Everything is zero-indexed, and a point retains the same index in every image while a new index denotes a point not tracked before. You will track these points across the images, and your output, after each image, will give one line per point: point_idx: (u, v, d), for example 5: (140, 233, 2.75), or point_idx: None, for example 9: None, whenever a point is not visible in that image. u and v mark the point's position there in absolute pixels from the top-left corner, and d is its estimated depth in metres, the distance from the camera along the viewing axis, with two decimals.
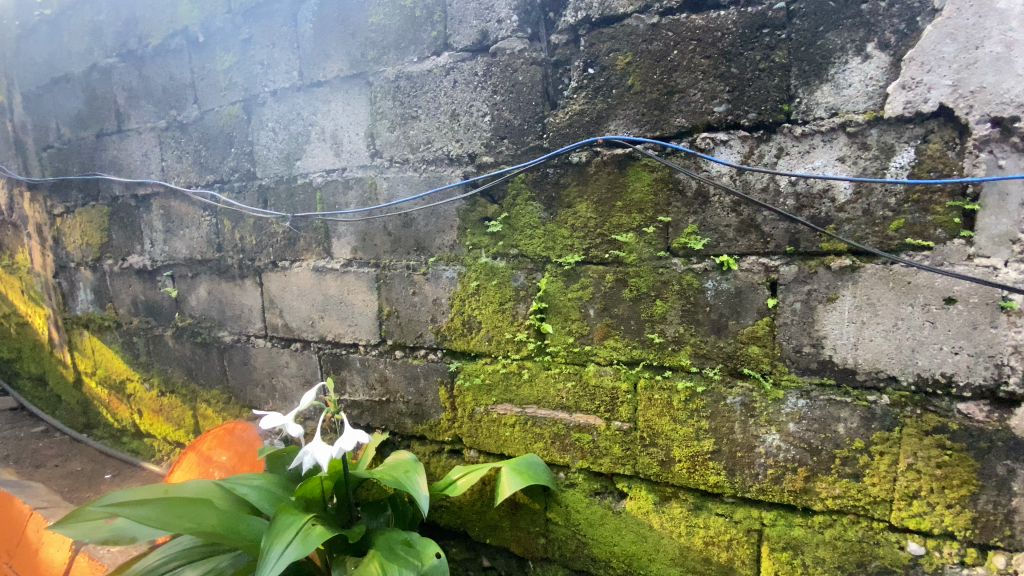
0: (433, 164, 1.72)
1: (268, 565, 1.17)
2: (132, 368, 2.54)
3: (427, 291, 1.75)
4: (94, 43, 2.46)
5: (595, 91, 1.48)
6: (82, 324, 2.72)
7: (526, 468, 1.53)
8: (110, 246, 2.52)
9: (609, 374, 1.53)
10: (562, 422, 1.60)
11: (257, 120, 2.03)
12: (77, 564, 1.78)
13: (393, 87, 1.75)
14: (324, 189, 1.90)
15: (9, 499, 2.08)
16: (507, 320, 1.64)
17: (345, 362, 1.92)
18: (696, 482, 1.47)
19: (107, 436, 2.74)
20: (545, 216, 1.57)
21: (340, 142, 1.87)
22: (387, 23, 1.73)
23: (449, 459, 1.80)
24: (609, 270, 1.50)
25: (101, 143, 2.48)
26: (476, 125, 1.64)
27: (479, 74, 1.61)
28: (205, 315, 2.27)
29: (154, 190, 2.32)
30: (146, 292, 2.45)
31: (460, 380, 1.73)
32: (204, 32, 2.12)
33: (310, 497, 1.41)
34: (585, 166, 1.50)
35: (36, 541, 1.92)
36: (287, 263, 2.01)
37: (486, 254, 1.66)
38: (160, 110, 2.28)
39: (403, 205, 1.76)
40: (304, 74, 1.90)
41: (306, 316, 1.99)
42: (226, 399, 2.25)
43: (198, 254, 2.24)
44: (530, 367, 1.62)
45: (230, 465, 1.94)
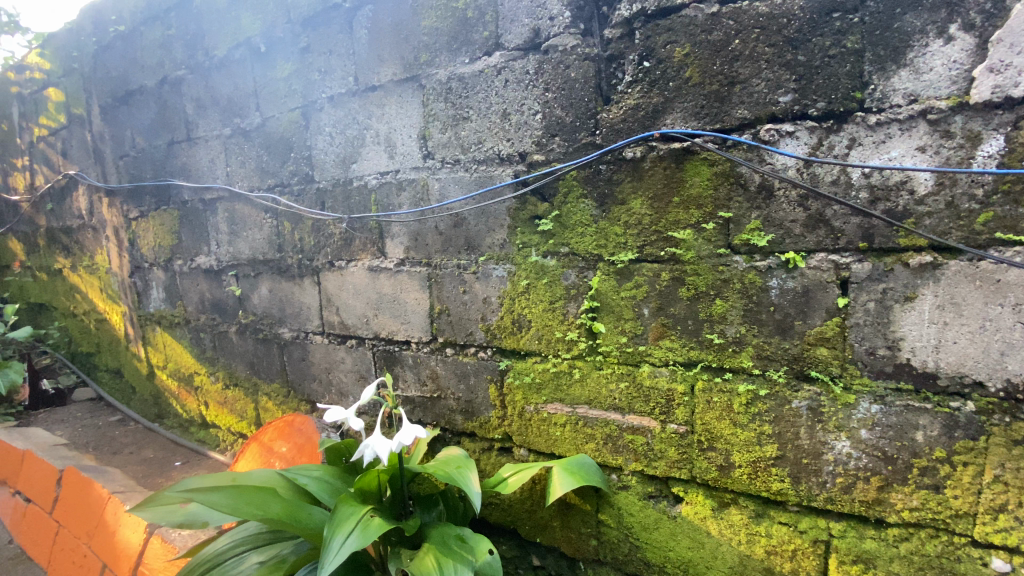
0: (484, 164, 1.72)
1: (330, 554, 1.20)
2: (200, 362, 2.69)
3: (477, 290, 1.76)
4: (165, 56, 2.62)
5: (651, 84, 1.45)
6: (154, 320, 2.91)
7: (578, 468, 1.51)
8: (180, 248, 2.68)
9: (664, 375, 1.49)
10: (615, 423, 1.57)
11: (314, 125, 2.10)
12: (151, 546, 1.89)
13: (446, 88, 1.77)
14: (378, 191, 1.95)
15: (89, 483, 2.23)
16: (558, 319, 1.63)
17: (397, 359, 1.97)
18: (758, 489, 1.41)
19: (177, 426, 2.92)
20: (597, 213, 1.54)
21: (394, 145, 1.91)
22: (439, 26, 1.76)
23: (499, 456, 1.80)
24: (665, 268, 1.47)
25: (171, 151, 2.64)
26: (527, 123, 1.63)
27: (531, 72, 1.61)
28: (266, 312, 2.37)
29: (220, 194, 2.44)
30: (212, 291, 2.58)
31: (511, 378, 1.73)
32: (265, 42, 2.22)
33: (366, 490, 1.45)
34: (640, 162, 1.47)
35: (113, 523, 2.05)
36: (343, 263, 2.07)
37: (537, 252, 1.65)
38: (226, 118, 2.40)
39: (454, 205, 1.78)
40: (359, 79, 1.95)
41: (361, 314, 2.05)
42: (285, 393, 2.35)
43: (260, 254, 2.34)
44: (581, 367, 1.61)
45: (290, 456, 2.03)
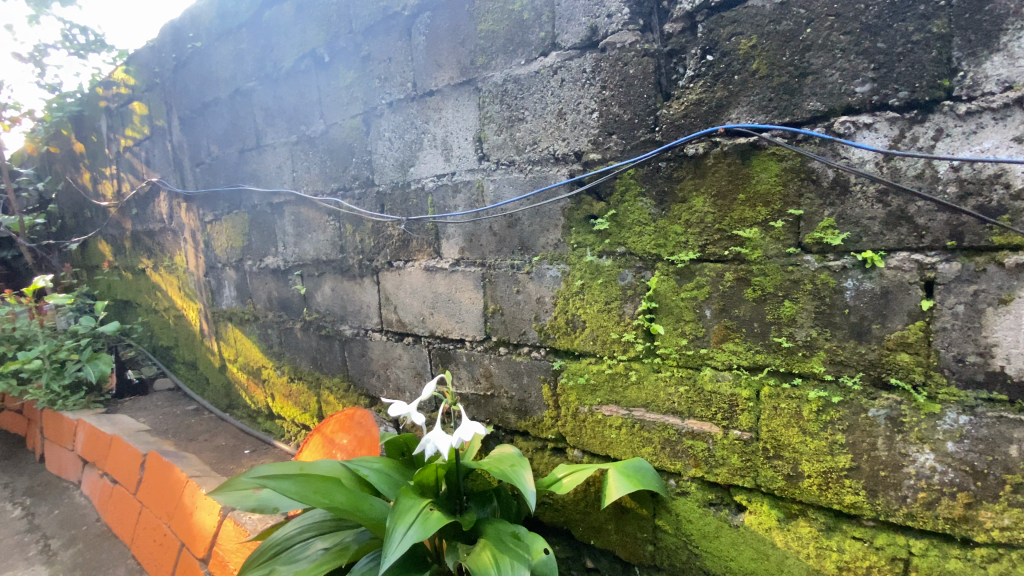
0: (539, 164, 1.72)
1: (392, 544, 1.24)
2: (267, 357, 2.84)
3: (531, 290, 1.76)
4: (237, 69, 2.79)
5: (714, 79, 1.41)
6: (226, 317, 3.10)
7: (634, 472, 1.48)
8: (249, 249, 2.84)
9: (727, 379, 1.44)
10: (673, 427, 1.53)
11: (374, 131, 2.18)
12: (224, 528, 2.02)
13: (502, 91, 1.78)
14: (435, 193, 1.99)
15: (169, 467, 2.39)
16: (614, 320, 1.61)
17: (452, 357, 2.00)
18: (830, 501, 1.34)
19: (246, 416, 3.10)
20: (656, 212, 1.51)
21: (451, 148, 1.94)
22: (495, 29, 1.78)
23: (553, 456, 1.80)
24: (728, 268, 1.42)
25: (243, 158, 2.80)
26: (583, 123, 1.62)
27: (587, 71, 1.59)
28: (329, 310, 2.48)
29: (287, 198, 2.58)
30: (279, 289, 2.73)
31: (564, 378, 1.72)
32: (329, 52, 2.32)
33: (424, 483, 1.48)
34: (702, 159, 1.43)
35: (190, 505, 2.20)
36: (401, 263, 2.14)
37: (592, 253, 1.63)
38: (292, 126, 2.53)
39: (509, 206, 1.79)
40: (417, 85, 2.01)
41: (417, 313, 2.10)
42: (346, 387, 2.44)
43: (323, 254, 2.45)
44: (638, 369, 1.58)
45: (350, 448, 2.11)
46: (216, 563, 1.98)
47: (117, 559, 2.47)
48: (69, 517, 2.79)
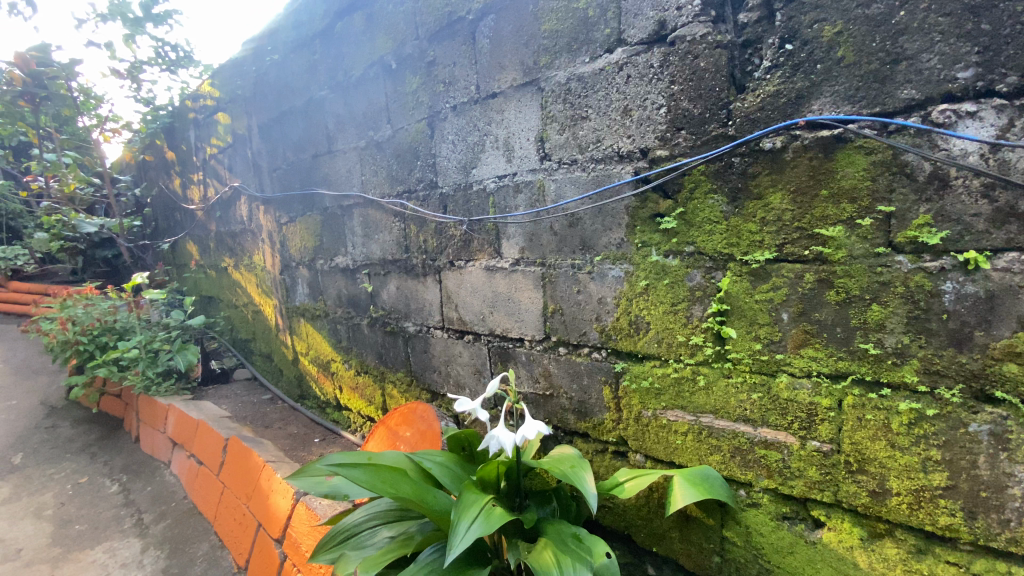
0: (602, 162, 1.70)
1: (457, 537, 1.25)
2: (336, 351, 2.99)
3: (592, 290, 1.74)
4: (311, 78, 2.95)
5: (794, 69, 1.33)
6: (299, 312, 3.28)
7: (701, 480, 1.42)
8: (321, 249, 3.00)
9: (806, 388, 1.36)
10: (745, 436, 1.46)
11: (439, 134, 2.23)
12: (297, 511, 2.14)
13: (565, 89, 1.77)
14: (496, 194, 2.02)
15: (248, 451, 2.57)
16: (680, 322, 1.56)
17: (512, 355, 2.02)
18: (920, 522, 1.23)
19: (316, 407, 3.27)
20: (728, 210, 1.45)
21: (513, 148, 1.96)
22: (559, 28, 1.77)
23: (613, 459, 1.77)
24: (808, 269, 1.34)
25: (316, 163, 2.96)
26: (649, 119, 1.58)
27: (655, 66, 1.55)
28: (394, 307, 2.57)
29: (356, 201, 2.70)
30: (348, 287, 2.86)
31: (627, 381, 1.69)
32: (396, 59, 2.40)
33: (486, 479, 1.49)
34: (780, 153, 1.36)
35: (267, 488, 2.35)
36: (462, 263, 2.18)
37: (657, 252, 1.59)
38: (362, 131, 2.64)
39: (571, 206, 1.78)
40: (481, 87, 2.04)
41: (478, 311, 2.13)
42: (409, 382, 2.52)
43: (389, 254, 2.55)
44: (706, 374, 1.52)
45: (413, 440, 2.18)
46: (290, 543, 2.11)
47: (202, 534, 2.68)
48: (160, 494, 3.05)
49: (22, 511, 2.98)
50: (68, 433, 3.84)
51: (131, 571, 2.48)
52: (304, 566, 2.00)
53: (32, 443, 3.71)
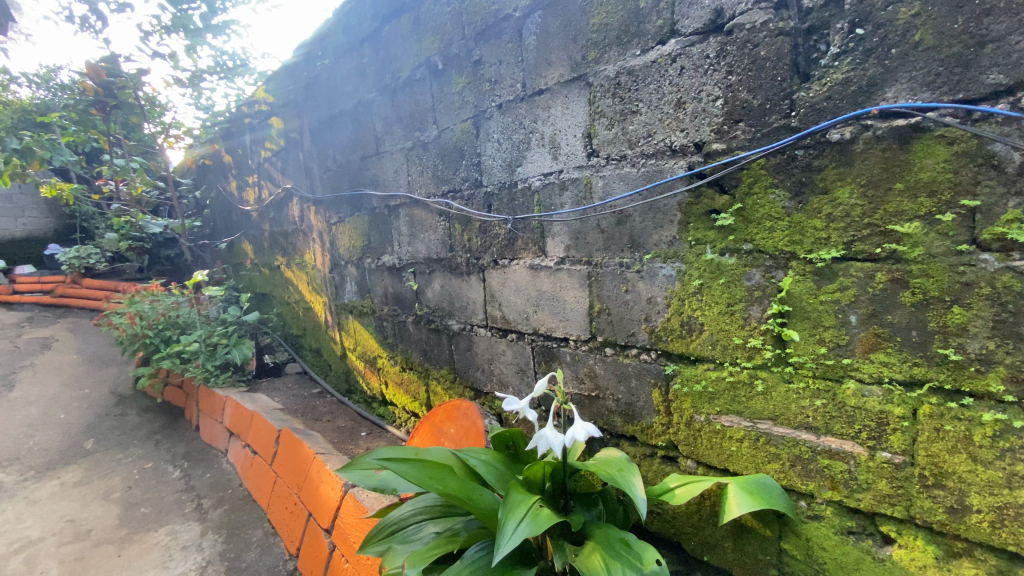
0: (654, 158, 1.65)
1: (504, 536, 1.24)
2: (382, 347, 3.05)
3: (641, 289, 1.70)
4: (360, 82, 3.02)
5: (865, 55, 1.25)
6: (348, 309, 3.38)
7: (758, 489, 1.35)
8: (369, 248, 3.07)
9: (876, 395, 1.28)
10: (807, 444, 1.39)
11: (484, 133, 2.24)
12: (346, 503, 2.19)
13: (615, 84, 1.73)
14: (541, 192, 2.00)
15: (299, 443, 2.66)
16: (736, 323, 1.49)
17: (556, 355, 2.00)
18: (1005, 542, 1.13)
19: (363, 401, 3.36)
20: (791, 206, 1.38)
21: (559, 145, 1.93)
22: (608, 21, 1.73)
23: (662, 464, 1.71)
24: (879, 268, 1.26)
25: (364, 164, 3.03)
26: (704, 111, 1.52)
27: (711, 56, 1.49)
28: (438, 305, 2.60)
29: (402, 201, 2.75)
30: (394, 285, 2.91)
31: (678, 384, 1.64)
32: (442, 59, 2.42)
33: (532, 479, 1.48)
34: (849, 145, 1.28)
35: (317, 479, 2.43)
36: (507, 261, 2.17)
37: (712, 250, 1.53)
38: (408, 132, 2.69)
39: (620, 203, 1.74)
40: (527, 84, 2.02)
41: (522, 310, 2.12)
42: (452, 379, 2.55)
43: (434, 253, 2.57)
44: (765, 378, 1.45)
45: (457, 437, 2.19)
46: (339, 533, 2.17)
47: (256, 521, 2.80)
48: (218, 480, 3.21)
49: (93, 493, 3.19)
50: (135, 420, 4.10)
51: (191, 552, 2.61)
52: (352, 557, 2.05)
53: (104, 429, 3.99)
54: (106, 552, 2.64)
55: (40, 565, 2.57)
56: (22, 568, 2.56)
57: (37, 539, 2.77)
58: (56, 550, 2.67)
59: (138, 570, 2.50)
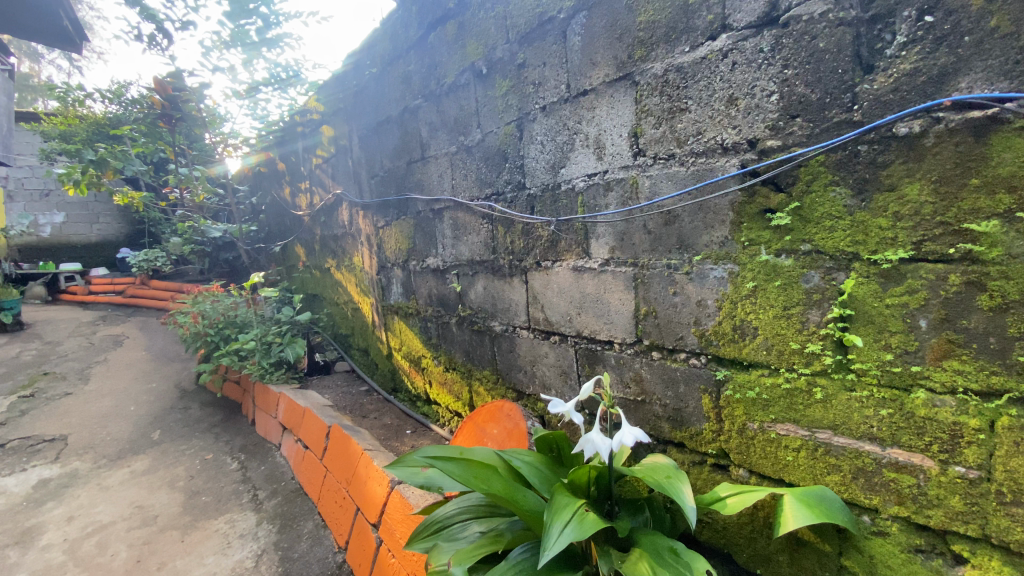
0: (703, 156, 1.60)
1: (551, 539, 1.24)
2: (427, 348, 3.12)
3: (690, 292, 1.65)
4: (406, 89, 3.09)
5: (936, 44, 1.18)
6: (394, 310, 3.46)
7: (817, 502, 1.28)
8: (414, 251, 3.14)
9: (949, 406, 1.20)
10: (871, 456, 1.31)
11: (528, 135, 2.24)
12: (393, 499, 2.24)
13: (662, 82, 1.70)
14: (586, 193, 1.99)
15: (348, 439, 2.74)
16: (793, 328, 1.43)
17: (600, 358, 1.97)
18: None
19: (408, 400, 3.43)
20: (854, 204, 1.31)
21: (604, 146, 1.91)
22: (655, 19, 1.70)
23: (712, 472, 1.66)
24: (953, 270, 1.18)
25: (410, 169, 3.10)
26: (758, 107, 1.47)
27: (765, 50, 1.44)
28: (481, 307, 2.62)
29: (447, 204, 2.79)
30: (438, 287, 2.97)
31: (730, 391, 1.58)
32: (487, 64, 2.45)
33: (577, 483, 1.46)
34: (918, 139, 1.21)
35: (365, 475, 2.50)
36: (550, 263, 2.17)
37: (767, 251, 1.47)
38: (453, 136, 2.73)
39: (667, 203, 1.70)
40: (571, 85, 2.01)
41: (565, 312, 2.11)
42: (495, 380, 2.56)
43: (477, 255, 2.60)
44: (825, 385, 1.38)
45: (500, 438, 2.20)
46: (386, 529, 2.22)
47: (307, 513, 2.91)
48: (273, 473, 3.36)
49: (159, 482, 3.40)
50: (197, 414, 4.36)
51: (247, 541, 2.74)
52: (399, 552, 2.10)
53: (169, 421, 4.25)
54: (171, 538, 2.81)
55: (112, 547, 2.75)
56: (96, 549, 2.74)
57: (109, 523, 2.97)
58: (126, 534, 2.86)
59: (199, 556, 2.64)
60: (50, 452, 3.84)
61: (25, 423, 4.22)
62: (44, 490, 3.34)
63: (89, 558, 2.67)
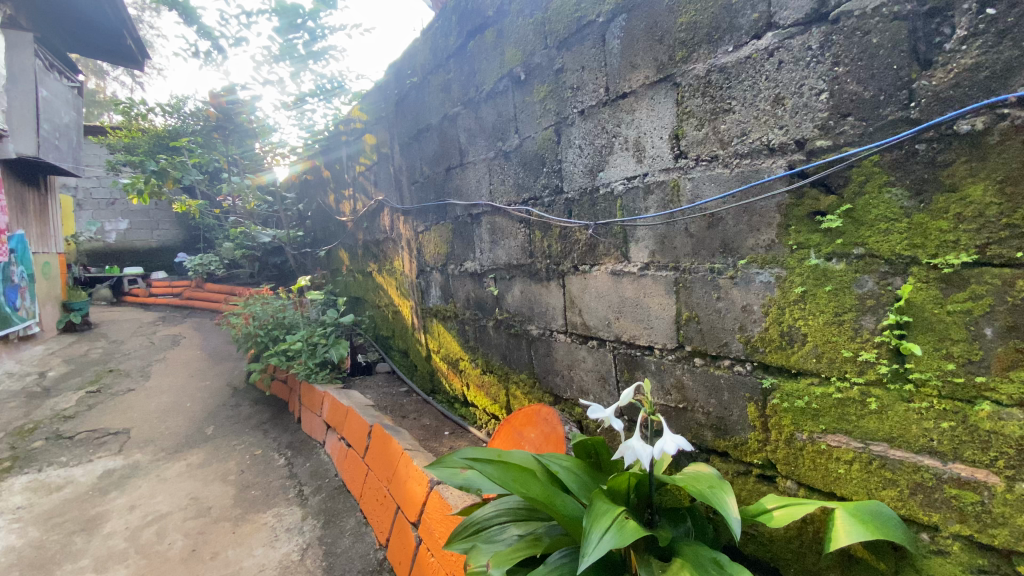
0: (748, 157, 1.56)
1: (590, 545, 1.23)
2: (464, 350, 3.16)
3: (735, 297, 1.61)
4: (445, 97, 3.15)
5: (998, 37, 1.12)
6: (433, 313, 3.53)
7: (871, 517, 1.22)
8: (453, 255, 3.20)
9: (1017, 420, 1.13)
10: (930, 470, 1.25)
11: (566, 140, 2.24)
12: (432, 499, 2.28)
13: (705, 83, 1.66)
14: (625, 196, 1.97)
15: (389, 439, 2.81)
16: (845, 335, 1.37)
17: (640, 363, 1.94)
18: None
19: (446, 401, 3.49)
20: (911, 205, 1.25)
21: (644, 149, 1.88)
22: (697, 19, 1.67)
23: (758, 483, 1.60)
24: (1021, 275, 1.11)
25: (449, 175, 3.16)
26: (806, 107, 1.42)
27: (813, 48, 1.40)
28: (518, 310, 2.63)
29: (484, 209, 2.83)
30: (475, 291, 3.00)
31: (777, 399, 1.53)
32: (525, 70, 2.46)
33: (616, 489, 1.45)
34: (981, 137, 1.15)
35: (405, 474, 2.56)
36: (588, 267, 2.16)
37: (816, 254, 1.42)
38: (491, 143, 2.76)
39: (710, 205, 1.67)
40: (611, 88, 2.00)
41: (604, 316, 2.09)
42: (532, 384, 2.57)
43: (515, 260, 2.62)
44: (880, 397, 1.32)
45: (538, 442, 2.20)
46: (425, 528, 2.26)
47: (350, 510, 3.00)
48: (317, 470, 3.48)
49: (213, 475, 3.59)
50: (247, 411, 4.57)
51: (294, 535, 2.85)
52: (438, 552, 2.13)
53: (222, 418, 4.48)
54: (224, 529, 2.95)
55: (169, 536, 2.91)
56: (155, 537, 2.91)
57: (167, 513, 3.15)
58: (182, 524, 3.02)
59: (249, 547, 2.76)
60: (115, 444, 4.11)
61: (93, 417, 4.54)
62: (108, 480, 3.58)
63: (150, 545, 2.84)
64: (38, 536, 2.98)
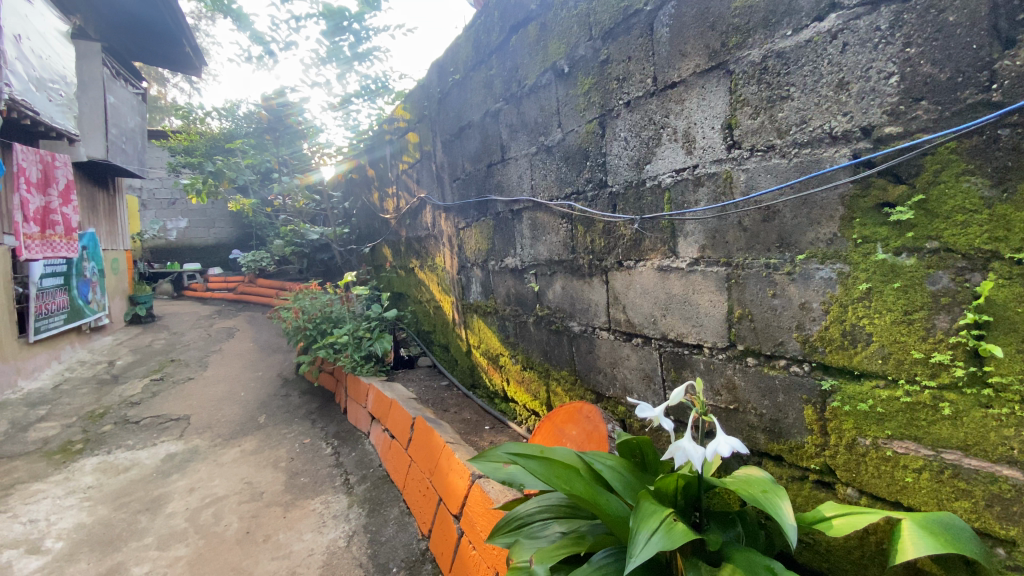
0: (808, 147, 1.48)
1: (637, 546, 1.20)
2: (505, 346, 3.17)
3: (792, 293, 1.54)
4: (487, 93, 3.16)
5: None
6: (473, 309, 3.55)
7: (943, 530, 1.13)
8: (493, 251, 3.21)
9: None
10: (1010, 482, 1.15)
11: (610, 132, 2.20)
12: (474, 492, 2.30)
13: (760, 69, 1.59)
14: (673, 189, 1.91)
15: (431, 432, 2.86)
16: (916, 335, 1.29)
17: (687, 362, 1.89)
18: None
19: (485, 396, 3.52)
20: (993, 195, 1.16)
21: (693, 140, 1.82)
22: (753, 3, 1.60)
23: (815, 490, 1.52)
24: None
25: (490, 172, 3.17)
26: (874, 91, 1.33)
27: (882, 29, 1.31)
28: (559, 306, 2.61)
29: (526, 205, 2.82)
30: (516, 286, 3.00)
31: (837, 402, 1.45)
32: (569, 62, 2.43)
33: (664, 490, 1.41)
34: None
35: (447, 467, 2.59)
36: (632, 263, 2.12)
37: (884, 249, 1.34)
38: (533, 138, 2.75)
39: (766, 197, 1.59)
40: (658, 78, 1.94)
41: (649, 313, 2.05)
42: (573, 381, 2.55)
43: (556, 255, 2.60)
44: (954, 401, 1.23)
45: (579, 439, 2.18)
46: (467, 521, 2.29)
47: (393, 500, 3.07)
48: (362, 460, 3.59)
49: (265, 461, 3.76)
50: (296, 401, 4.76)
51: (340, 522, 2.94)
52: (480, 545, 2.15)
53: (273, 407, 4.68)
54: (275, 513, 3.08)
55: (225, 518, 3.06)
56: (212, 518, 3.07)
57: (223, 496, 3.32)
58: (237, 507, 3.18)
59: (299, 532, 2.88)
60: (176, 429, 4.37)
61: (156, 403, 4.85)
62: (170, 463, 3.81)
63: (207, 526, 3.00)
64: (108, 514, 3.20)
